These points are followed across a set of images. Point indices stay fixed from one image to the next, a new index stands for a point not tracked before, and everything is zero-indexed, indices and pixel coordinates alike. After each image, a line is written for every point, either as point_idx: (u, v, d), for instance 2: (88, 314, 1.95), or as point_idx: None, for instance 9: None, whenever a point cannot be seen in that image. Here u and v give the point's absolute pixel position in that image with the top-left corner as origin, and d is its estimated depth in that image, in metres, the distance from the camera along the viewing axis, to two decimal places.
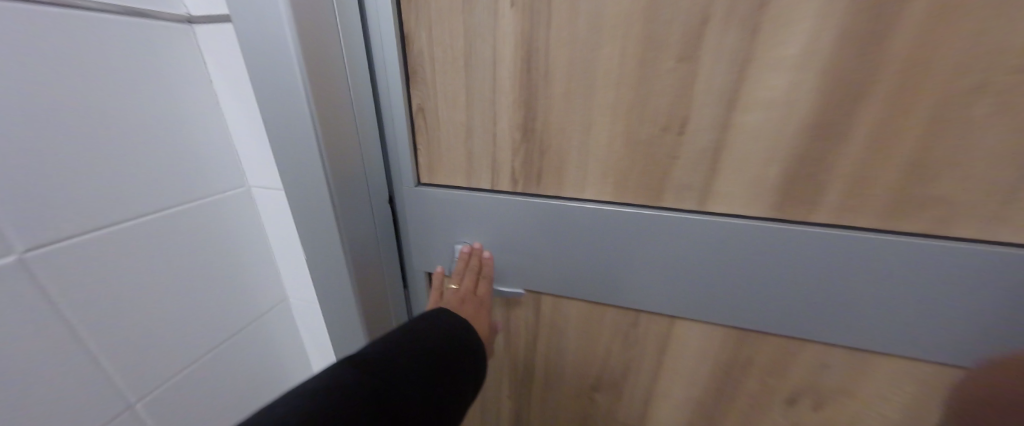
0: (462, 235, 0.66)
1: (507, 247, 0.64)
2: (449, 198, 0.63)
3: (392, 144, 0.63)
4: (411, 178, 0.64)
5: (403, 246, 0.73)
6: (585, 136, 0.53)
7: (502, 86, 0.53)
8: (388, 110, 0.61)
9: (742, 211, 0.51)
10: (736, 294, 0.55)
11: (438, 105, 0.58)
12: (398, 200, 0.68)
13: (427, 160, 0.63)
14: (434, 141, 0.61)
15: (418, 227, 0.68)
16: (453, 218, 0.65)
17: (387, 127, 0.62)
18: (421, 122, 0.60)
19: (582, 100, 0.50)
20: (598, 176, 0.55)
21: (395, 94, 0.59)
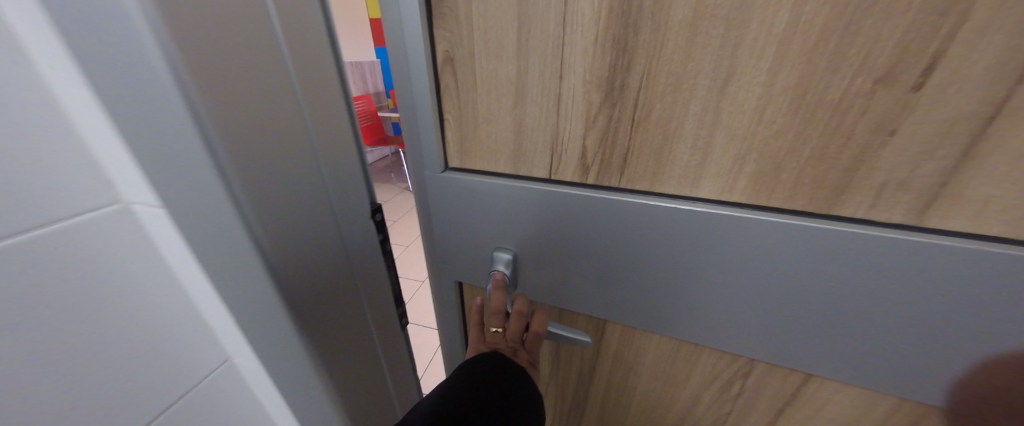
0: (503, 241, 0.48)
1: (565, 261, 0.46)
2: (485, 188, 0.46)
3: (408, 113, 0.46)
4: (435, 161, 0.47)
5: (427, 246, 0.57)
6: (714, 97, 0.32)
7: (574, 17, 0.33)
8: (401, 64, 0.43)
9: (1011, 234, 0.28)
10: (952, 366, 0.33)
11: (473, 54, 0.39)
12: (419, 189, 0.51)
13: (456, 136, 0.45)
14: (467, 107, 0.43)
15: (445, 226, 0.52)
16: (490, 217, 0.47)
17: (402, 89, 0.45)
18: (448, 81, 0.42)
19: (717, 32, 0.29)
20: (726, 163, 0.34)
21: (410, 39, 0.40)
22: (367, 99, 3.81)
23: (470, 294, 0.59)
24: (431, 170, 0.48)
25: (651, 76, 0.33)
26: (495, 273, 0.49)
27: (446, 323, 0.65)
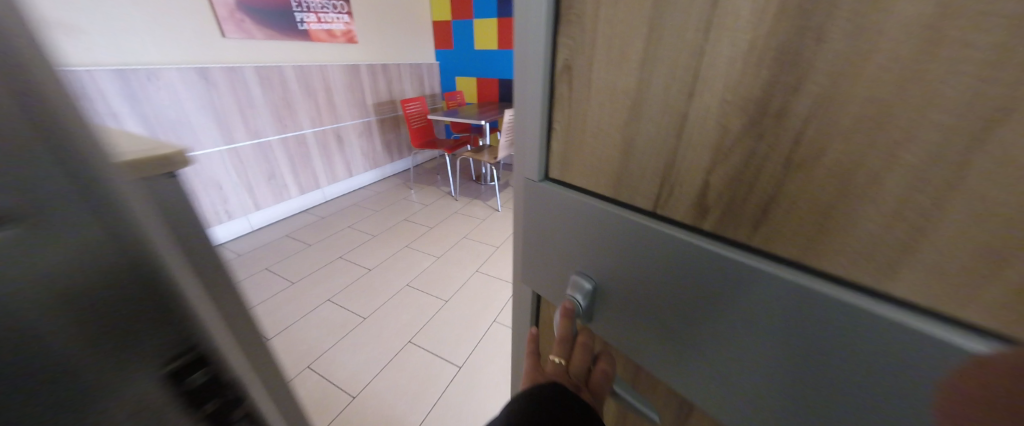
0: (586, 268, 0.44)
1: (650, 312, 0.38)
2: (572, 203, 0.43)
3: (521, 118, 0.46)
4: (535, 167, 0.46)
5: (516, 249, 0.57)
6: (964, 143, 0.18)
7: (722, 21, 0.25)
8: (522, 71, 0.43)
9: None
10: None
11: (591, 64, 0.36)
12: (518, 193, 0.52)
13: (559, 147, 0.43)
14: (575, 120, 0.40)
15: (534, 235, 0.50)
16: (578, 239, 0.43)
17: (519, 95, 0.45)
18: (562, 89, 0.40)
19: (993, 40, 0.17)
20: (966, 261, 0.20)
21: (534, 47, 0.40)
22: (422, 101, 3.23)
23: (545, 309, 0.57)
24: (529, 176, 0.47)
25: (835, 103, 0.22)
26: (566, 299, 0.45)
27: (515, 328, 0.64)
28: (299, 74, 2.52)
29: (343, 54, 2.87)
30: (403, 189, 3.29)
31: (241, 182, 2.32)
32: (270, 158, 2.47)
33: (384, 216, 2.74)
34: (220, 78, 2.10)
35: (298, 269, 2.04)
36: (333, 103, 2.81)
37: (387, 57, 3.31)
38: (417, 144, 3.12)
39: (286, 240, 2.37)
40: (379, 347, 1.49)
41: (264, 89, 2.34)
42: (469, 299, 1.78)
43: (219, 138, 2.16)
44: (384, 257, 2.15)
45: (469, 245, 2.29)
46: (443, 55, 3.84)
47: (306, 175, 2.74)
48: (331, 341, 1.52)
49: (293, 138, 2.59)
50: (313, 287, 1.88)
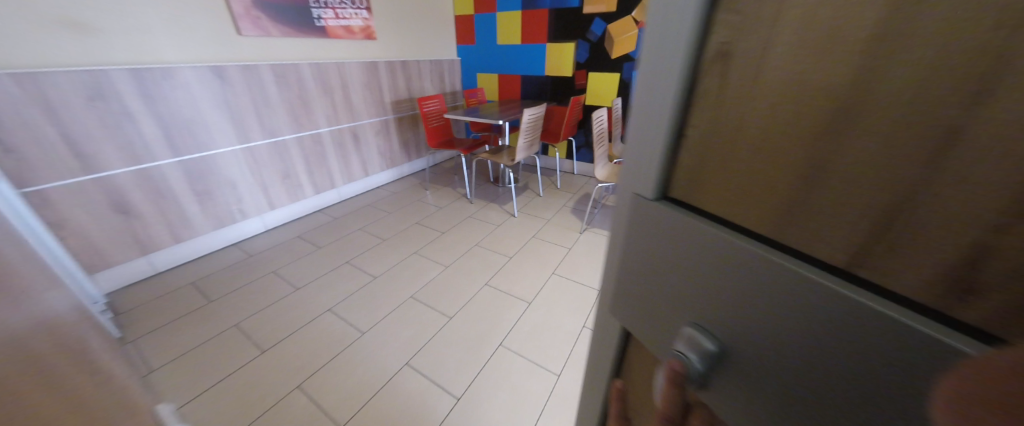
0: (703, 322, 0.30)
1: (799, 410, 0.25)
2: (696, 236, 0.29)
3: (636, 118, 0.35)
4: (647, 184, 0.34)
5: (610, 276, 0.46)
6: None
7: None
8: (649, 54, 0.32)
9: None
10: None
11: (766, 51, 0.23)
12: (622, 211, 0.41)
13: (691, 160, 0.31)
14: (723, 127, 0.28)
15: (627, 268, 0.38)
16: (687, 281, 0.31)
17: (638, 88, 0.34)
18: (709, 79, 0.28)
19: None
20: None
21: (674, 20, 0.28)
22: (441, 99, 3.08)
23: (640, 356, 0.45)
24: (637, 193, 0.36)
25: None
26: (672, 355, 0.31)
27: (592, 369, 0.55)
28: (315, 71, 2.45)
29: (362, 51, 2.80)
30: (418, 189, 3.23)
31: (256, 182, 2.29)
32: (285, 158, 2.42)
33: (396, 219, 2.66)
34: (236, 76, 2.05)
35: (305, 274, 1.98)
36: (350, 101, 2.73)
37: (408, 53, 3.23)
38: (433, 143, 3.06)
39: (296, 241, 2.33)
40: (377, 366, 1.40)
41: (281, 88, 2.28)
42: (480, 316, 1.67)
43: (234, 138, 2.12)
44: (393, 264, 2.08)
45: (482, 253, 2.19)
46: (465, 51, 3.73)
47: (322, 174, 2.69)
48: (325, 357, 1.43)
49: (308, 137, 2.53)
50: (320, 292, 1.82)
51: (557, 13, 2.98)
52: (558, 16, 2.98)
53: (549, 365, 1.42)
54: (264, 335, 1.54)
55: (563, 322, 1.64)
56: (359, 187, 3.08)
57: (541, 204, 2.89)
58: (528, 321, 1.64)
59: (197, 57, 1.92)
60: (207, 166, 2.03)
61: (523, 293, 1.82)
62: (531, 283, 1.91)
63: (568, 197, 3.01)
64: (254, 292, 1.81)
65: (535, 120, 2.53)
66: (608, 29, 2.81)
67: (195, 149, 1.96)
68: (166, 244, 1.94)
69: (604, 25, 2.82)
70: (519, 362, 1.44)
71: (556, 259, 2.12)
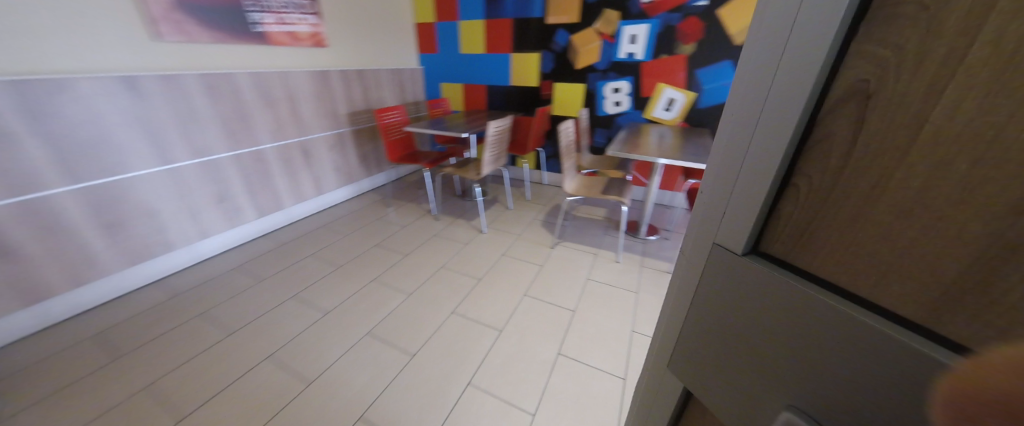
0: (805, 394, 0.29)
1: None
2: (804, 297, 0.29)
3: (728, 169, 0.36)
4: (736, 237, 0.35)
5: (679, 323, 0.46)
6: None
7: None
8: (752, 110, 0.32)
9: None
10: None
11: (904, 119, 0.22)
12: (699, 256, 0.41)
13: (794, 215, 0.31)
14: (845, 189, 0.26)
15: (709, 316, 0.39)
16: (789, 340, 0.30)
17: (737, 140, 0.34)
18: (825, 142, 0.27)
19: None
20: None
21: (785, 84, 0.28)
22: (400, 110, 2.93)
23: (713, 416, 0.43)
24: (722, 242, 0.37)
25: None
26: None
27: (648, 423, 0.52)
28: (255, 81, 2.20)
29: (310, 59, 2.57)
30: (381, 206, 3.02)
31: (184, 207, 2.00)
32: (221, 179, 2.15)
33: (354, 241, 2.45)
34: (155, 88, 1.78)
35: (242, 315, 1.74)
36: (299, 113, 2.50)
37: (364, 62, 3.03)
38: (393, 158, 2.85)
39: (234, 274, 2.06)
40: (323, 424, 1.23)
41: (214, 100, 2.03)
42: (444, 353, 1.51)
43: (155, 159, 1.84)
44: (346, 295, 1.87)
45: (448, 276, 2.04)
46: (427, 59, 3.57)
47: (266, 195, 2.42)
48: (262, 418, 1.24)
49: (248, 155, 2.26)
50: (260, 335, 1.60)
51: (521, 23, 2.92)
52: (521, 25, 2.92)
53: (522, 401, 1.30)
54: (181, 398, 1.31)
55: (537, 351, 1.53)
56: (312, 206, 2.83)
57: (511, 218, 2.78)
58: (500, 352, 1.51)
59: (105, 66, 1.65)
60: (122, 192, 1.75)
61: (492, 321, 1.69)
62: (500, 308, 1.78)
63: (538, 210, 2.92)
64: (179, 341, 1.57)
65: (501, 132, 2.43)
66: (573, 39, 2.78)
67: (105, 173, 1.68)
68: (64, 290, 1.63)
69: (568, 35, 2.79)
70: (491, 401, 1.31)
71: (527, 279, 2.01)
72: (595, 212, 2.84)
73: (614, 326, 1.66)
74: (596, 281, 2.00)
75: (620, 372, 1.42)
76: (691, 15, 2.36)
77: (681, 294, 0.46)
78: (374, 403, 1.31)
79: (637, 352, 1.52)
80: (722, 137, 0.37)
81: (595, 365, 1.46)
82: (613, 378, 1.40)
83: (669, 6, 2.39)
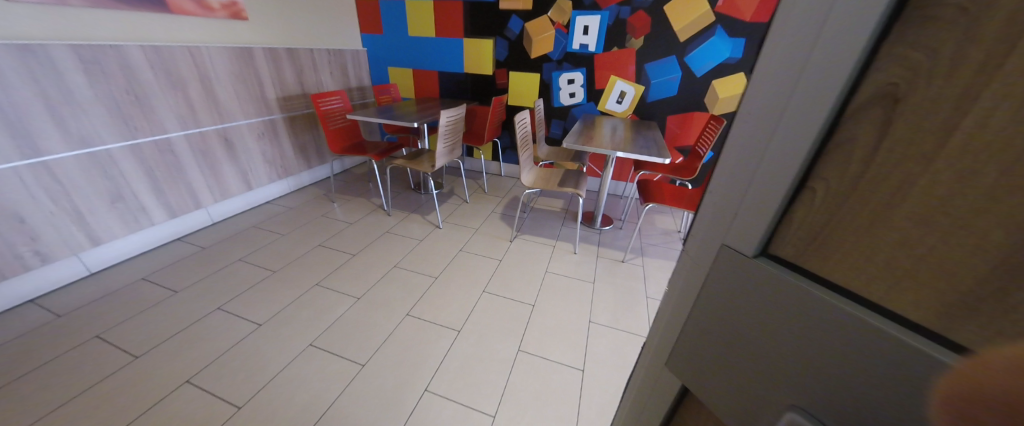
0: (805, 399, 0.28)
1: None
2: (815, 302, 0.26)
3: (741, 166, 0.32)
4: (746, 239, 0.32)
5: (674, 324, 0.43)
6: None
7: None
8: (776, 101, 0.28)
9: None
10: None
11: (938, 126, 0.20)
12: (700, 258, 0.38)
13: (805, 220, 0.28)
14: (862, 196, 0.24)
15: (704, 316, 0.36)
16: (797, 347, 0.28)
17: (746, 136, 0.31)
18: (849, 142, 0.25)
19: None
20: None
21: (818, 72, 0.25)
22: (343, 96, 2.65)
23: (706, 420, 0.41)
24: (729, 243, 0.33)
25: None
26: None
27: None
28: (151, 56, 1.85)
29: (226, 33, 2.22)
30: (323, 201, 2.76)
31: (62, 210, 1.64)
32: (114, 174, 1.79)
33: (292, 241, 2.20)
34: (3, 61, 1.40)
35: (149, 334, 1.48)
36: (215, 97, 2.16)
37: (294, 40, 2.70)
38: (336, 148, 2.60)
39: (140, 286, 1.76)
40: None
41: (93, 79, 1.65)
42: (397, 360, 1.42)
43: (13, 152, 1.47)
44: (283, 304, 1.68)
45: (401, 276, 1.92)
46: (370, 41, 3.28)
47: (177, 192, 2.07)
48: None
49: (150, 145, 1.91)
50: (175, 358, 1.38)
51: (473, 6, 2.78)
52: (474, 9, 2.79)
53: (481, 403, 1.26)
54: None
55: (496, 349, 1.49)
56: (241, 203, 2.51)
57: (467, 211, 2.69)
58: (457, 354, 1.45)
59: None
60: None
61: (448, 321, 1.62)
62: (458, 307, 1.71)
63: (496, 203, 2.86)
64: (64, 374, 1.29)
65: (454, 122, 2.30)
66: (527, 27, 2.71)
67: None
68: None
69: (522, 23, 2.72)
70: (448, 408, 1.25)
71: (486, 275, 1.96)
72: (553, 204, 2.85)
73: (572, 318, 1.68)
74: (554, 274, 2.00)
75: (578, 363, 1.44)
76: (639, 9, 2.41)
77: (677, 294, 0.42)
78: (317, 424, 1.19)
79: (594, 342, 1.55)
80: (732, 132, 0.33)
81: (555, 358, 1.46)
82: (572, 370, 1.42)
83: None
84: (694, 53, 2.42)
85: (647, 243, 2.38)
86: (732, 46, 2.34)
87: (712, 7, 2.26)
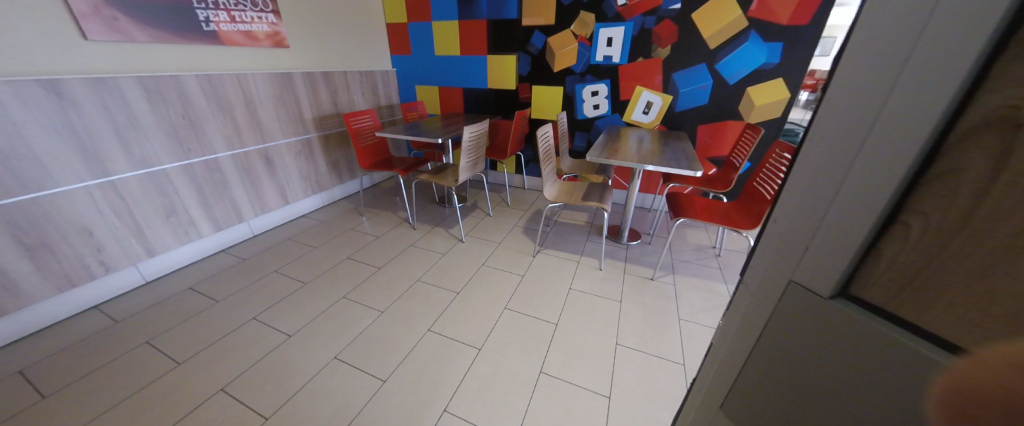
0: None
1: None
2: (905, 352, 0.25)
3: (816, 195, 0.32)
4: (822, 278, 0.31)
5: (737, 359, 0.42)
6: None
7: None
8: (855, 132, 0.28)
9: None
10: None
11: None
12: (766, 287, 0.37)
13: (897, 263, 0.27)
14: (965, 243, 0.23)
15: (777, 356, 0.35)
16: (887, 397, 0.27)
17: (830, 173, 0.30)
18: (954, 173, 0.23)
19: None
20: None
21: (906, 104, 0.24)
22: (373, 114, 2.77)
23: None
24: (799, 281, 0.33)
25: None
26: None
27: None
28: (204, 84, 2.02)
29: (268, 60, 2.40)
30: (353, 215, 2.86)
31: (124, 225, 1.80)
32: (168, 192, 1.95)
33: (322, 254, 2.29)
34: (82, 92, 1.58)
35: (189, 343, 1.56)
36: (258, 118, 2.32)
37: (329, 64, 2.87)
38: (365, 164, 2.71)
39: (187, 295, 1.88)
40: None
41: (154, 106, 1.83)
42: (416, 378, 1.40)
43: (86, 172, 1.64)
44: (311, 316, 1.73)
45: (422, 291, 1.92)
46: (399, 61, 3.43)
47: (222, 207, 2.23)
48: None
49: (200, 164, 2.07)
50: (211, 366, 1.45)
51: (497, 24, 2.84)
52: (498, 27, 2.84)
53: None
54: None
55: (516, 370, 1.44)
56: (278, 217, 2.66)
57: (490, 225, 2.68)
58: (477, 374, 1.42)
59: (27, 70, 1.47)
60: (49, 211, 1.55)
61: (467, 339, 1.59)
62: (478, 325, 1.68)
63: (519, 216, 2.84)
64: (115, 378, 1.39)
65: (477, 137, 2.33)
66: (550, 42, 2.73)
67: (22, 190, 1.48)
68: None
69: (545, 38, 2.74)
70: None
71: (507, 291, 1.92)
72: (577, 217, 2.80)
73: (596, 340, 1.60)
74: (578, 291, 1.93)
75: (604, 390, 1.36)
76: (665, 18, 2.35)
77: (739, 325, 0.42)
78: None
79: (620, 367, 1.46)
80: (806, 157, 0.33)
81: (578, 384, 1.39)
82: (597, 397, 1.34)
83: (644, 9, 2.37)
84: (725, 60, 2.32)
85: (678, 259, 2.26)
86: (768, 51, 2.21)
87: (744, 12, 2.16)
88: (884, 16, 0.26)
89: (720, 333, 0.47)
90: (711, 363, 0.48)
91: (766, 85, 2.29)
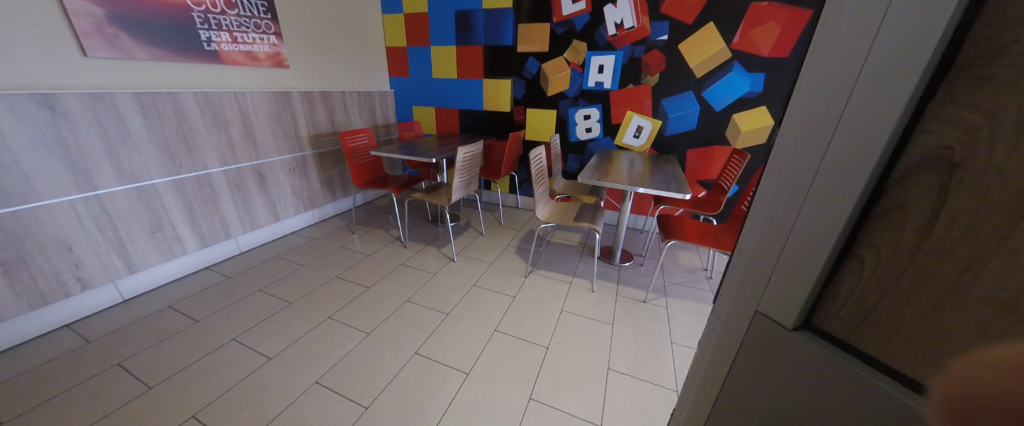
0: None
1: None
2: (865, 384, 0.25)
3: (773, 225, 0.32)
4: (786, 309, 0.31)
5: (712, 389, 0.41)
6: None
7: None
8: (806, 165, 0.29)
9: None
10: None
11: (988, 193, 0.19)
12: (735, 316, 0.37)
13: (853, 294, 0.28)
14: (914, 269, 0.23)
15: (750, 388, 0.35)
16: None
17: (785, 205, 0.31)
18: (903, 208, 0.24)
19: None
20: None
21: (850, 140, 0.25)
22: (369, 133, 2.78)
23: None
24: (763, 312, 0.33)
25: None
26: None
27: None
28: (201, 102, 2.04)
29: (268, 80, 2.44)
30: (344, 233, 2.83)
31: (108, 240, 1.76)
32: (156, 207, 1.92)
33: (311, 273, 2.24)
34: (76, 107, 1.58)
35: (166, 364, 1.50)
36: (253, 136, 2.33)
37: (328, 84, 2.92)
38: (359, 182, 2.70)
39: (166, 313, 1.81)
40: None
41: (149, 122, 1.84)
42: (402, 402, 1.36)
43: (72, 186, 1.61)
44: (295, 336, 1.68)
45: (411, 312, 1.88)
46: (397, 82, 3.50)
47: (210, 224, 2.19)
48: None
49: (191, 180, 2.06)
50: (185, 389, 1.38)
51: (492, 50, 2.94)
52: (493, 52, 2.94)
53: None
54: None
55: (506, 397, 1.40)
56: (268, 234, 2.63)
57: (482, 245, 2.67)
58: (464, 400, 1.37)
59: (23, 84, 1.47)
60: (29, 224, 1.52)
61: (457, 362, 1.55)
62: (467, 347, 1.64)
63: (511, 236, 2.83)
64: (80, 403, 1.31)
65: (471, 157, 2.35)
66: (543, 68, 2.83)
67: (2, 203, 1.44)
68: None
69: (539, 63, 2.83)
70: None
71: (498, 312, 1.89)
72: (570, 238, 2.80)
73: (588, 364, 1.57)
74: (570, 312, 1.91)
75: (596, 417, 1.32)
76: (654, 48, 2.45)
77: (712, 353, 0.41)
78: None
79: (613, 393, 1.43)
80: (766, 187, 0.34)
81: (570, 410, 1.35)
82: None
83: (633, 38, 2.48)
84: (711, 88, 2.41)
85: (669, 282, 2.26)
86: (751, 80, 2.30)
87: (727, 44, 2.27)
88: (826, 55, 0.27)
89: (697, 359, 0.46)
90: (690, 390, 0.48)
91: (751, 112, 2.38)
